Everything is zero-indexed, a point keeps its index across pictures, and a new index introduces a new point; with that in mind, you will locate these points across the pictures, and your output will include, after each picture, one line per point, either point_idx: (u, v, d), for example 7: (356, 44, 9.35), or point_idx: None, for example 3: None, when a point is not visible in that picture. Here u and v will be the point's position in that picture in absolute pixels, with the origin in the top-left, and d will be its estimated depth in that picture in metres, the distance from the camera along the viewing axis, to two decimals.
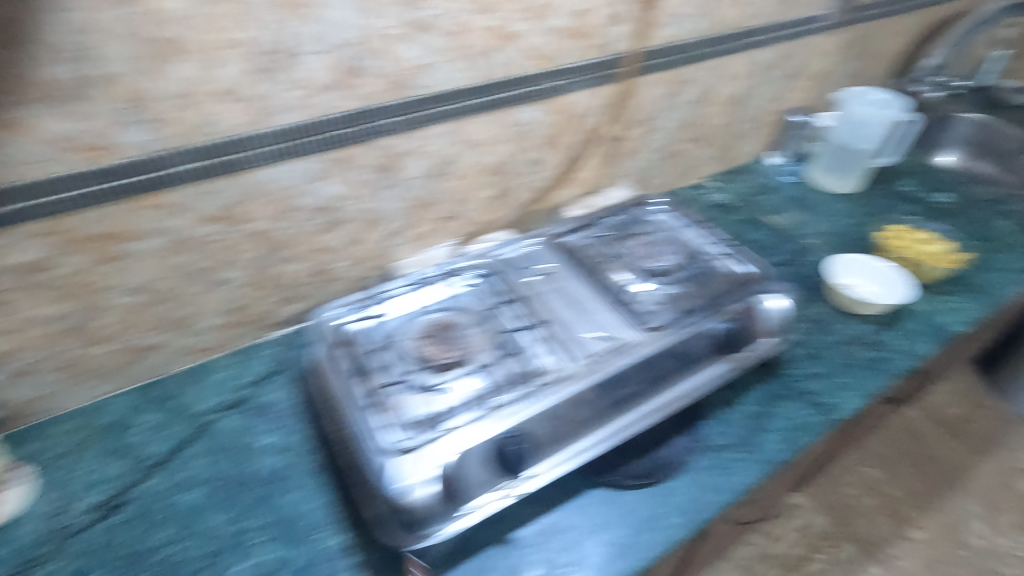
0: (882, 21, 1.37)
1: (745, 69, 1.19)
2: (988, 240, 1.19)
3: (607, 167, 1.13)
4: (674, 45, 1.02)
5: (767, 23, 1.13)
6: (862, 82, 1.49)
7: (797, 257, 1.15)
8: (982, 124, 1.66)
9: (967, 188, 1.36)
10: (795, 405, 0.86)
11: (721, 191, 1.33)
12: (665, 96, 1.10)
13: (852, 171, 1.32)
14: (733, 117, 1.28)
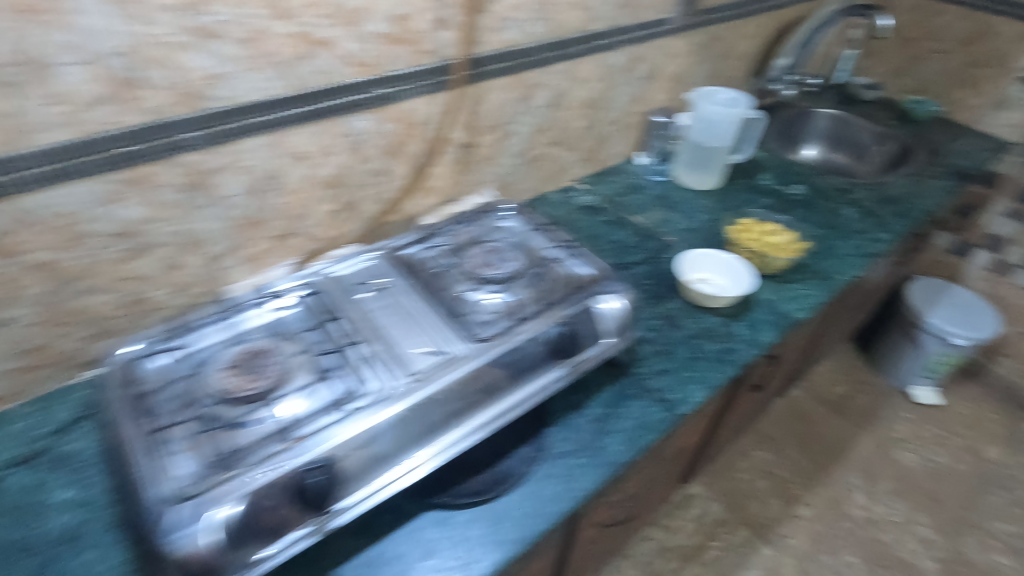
0: (733, 24, 1.43)
1: (596, 72, 1.20)
2: (830, 228, 1.27)
3: (461, 175, 1.12)
4: (511, 50, 1.02)
5: (611, 26, 1.15)
6: (722, 83, 1.55)
7: (657, 255, 1.16)
8: (837, 117, 1.79)
9: (818, 181, 1.44)
10: (641, 403, 0.86)
11: (590, 193, 1.34)
12: (514, 101, 1.10)
13: (710, 169, 1.37)
14: (594, 119, 1.29)
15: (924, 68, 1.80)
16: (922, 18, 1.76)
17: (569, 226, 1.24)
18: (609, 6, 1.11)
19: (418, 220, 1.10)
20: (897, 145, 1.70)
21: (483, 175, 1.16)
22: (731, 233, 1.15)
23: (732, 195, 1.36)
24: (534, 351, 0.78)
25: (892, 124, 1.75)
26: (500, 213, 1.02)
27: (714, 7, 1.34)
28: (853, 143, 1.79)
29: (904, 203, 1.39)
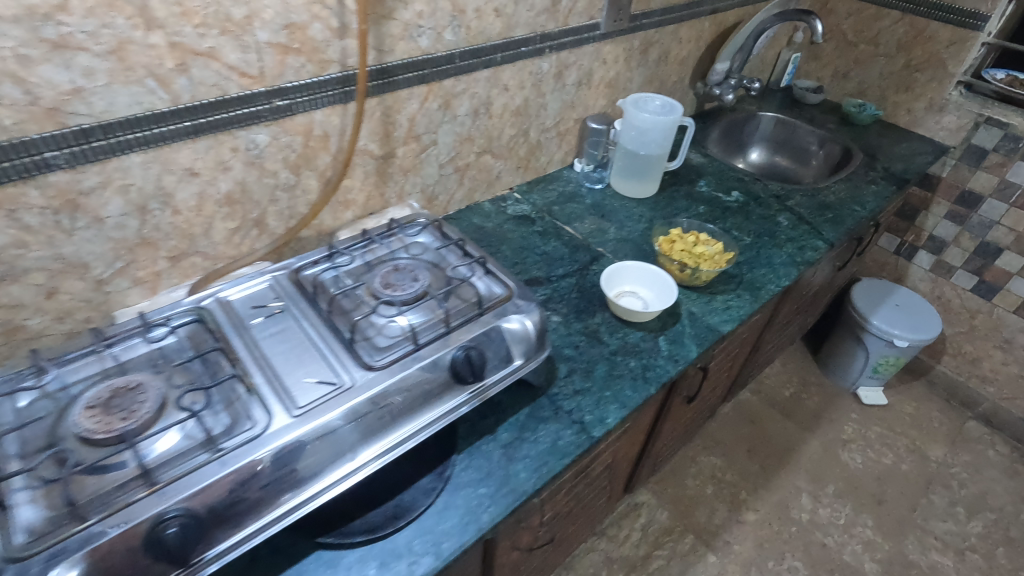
0: (668, 28, 1.41)
1: (523, 79, 1.17)
2: (762, 236, 1.27)
3: (380, 186, 1.08)
4: (425, 58, 0.98)
5: (535, 32, 1.12)
6: (661, 87, 1.53)
7: (585, 267, 1.14)
8: (780, 121, 1.79)
9: (756, 187, 1.44)
10: (553, 426, 0.84)
11: (523, 202, 1.32)
12: (433, 110, 1.06)
13: (646, 177, 1.33)
14: (525, 127, 1.26)
15: (865, 72, 1.81)
16: (861, 21, 1.76)
17: (498, 236, 1.21)
18: (531, 11, 1.08)
19: (335, 234, 1.06)
20: (838, 148, 1.70)
21: (405, 186, 1.12)
22: (660, 245, 1.13)
23: (668, 202, 1.35)
24: (434, 378, 0.74)
25: (833, 127, 1.76)
26: (413, 226, 0.97)
27: (647, 12, 1.32)
28: (797, 147, 1.79)
29: (839, 210, 1.38)
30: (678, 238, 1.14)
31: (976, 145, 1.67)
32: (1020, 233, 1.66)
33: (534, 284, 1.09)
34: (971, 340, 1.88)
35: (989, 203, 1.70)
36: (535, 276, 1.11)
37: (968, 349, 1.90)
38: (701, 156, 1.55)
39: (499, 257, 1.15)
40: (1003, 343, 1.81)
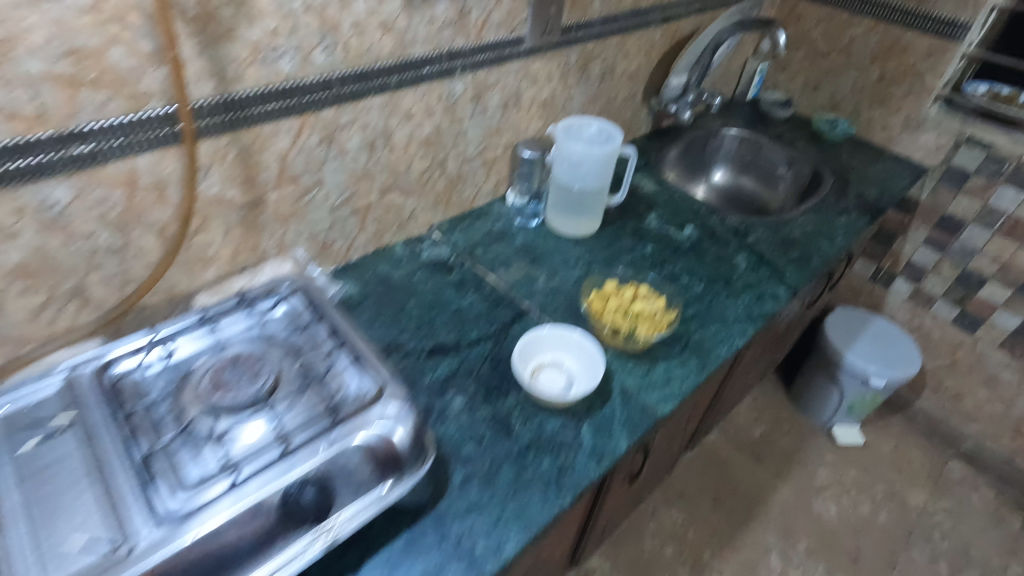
0: (612, 40, 1.23)
1: (431, 104, 0.99)
2: (716, 282, 1.10)
3: (251, 237, 0.89)
4: (291, 86, 0.79)
5: (440, 50, 0.94)
6: (608, 106, 1.35)
7: (504, 329, 0.96)
8: (746, 139, 1.62)
9: (712, 220, 1.27)
10: (434, 561, 0.66)
11: (442, 243, 1.13)
12: (311, 146, 0.87)
13: (586, 214, 1.15)
14: (439, 158, 1.07)
15: (837, 84, 1.65)
16: (832, 29, 1.60)
17: (406, 289, 1.03)
18: (432, 25, 0.90)
19: (193, 299, 0.87)
20: (808, 170, 1.53)
21: (286, 235, 0.93)
22: (590, 303, 0.96)
23: (610, 242, 1.17)
24: (254, 529, 0.56)
25: (801, 146, 1.60)
26: (274, 294, 0.79)
27: (583, 22, 1.13)
28: (762, 167, 1.62)
29: (805, 247, 1.22)
30: (612, 293, 0.97)
31: (957, 166, 1.52)
32: (1005, 263, 1.51)
33: (439, 353, 0.91)
34: (953, 374, 1.73)
35: (971, 229, 1.55)
36: (442, 343, 0.93)
37: (949, 384, 1.76)
38: (654, 182, 1.37)
39: (402, 316, 0.97)
40: (987, 379, 1.67)
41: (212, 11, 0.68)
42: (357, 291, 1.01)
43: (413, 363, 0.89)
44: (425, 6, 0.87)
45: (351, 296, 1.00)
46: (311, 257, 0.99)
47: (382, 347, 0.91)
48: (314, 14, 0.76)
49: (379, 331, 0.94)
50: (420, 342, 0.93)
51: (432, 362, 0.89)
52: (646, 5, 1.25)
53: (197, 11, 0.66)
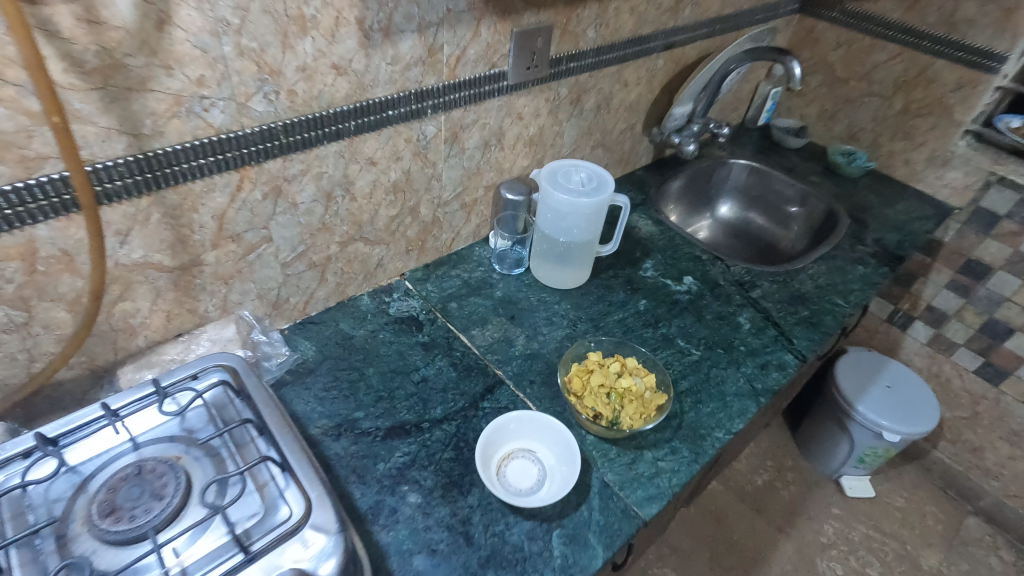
0: (608, 71, 1.11)
1: (397, 149, 0.88)
2: (716, 347, 0.99)
3: (186, 300, 0.79)
4: (223, 138, 0.69)
5: (407, 90, 0.83)
6: (604, 139, 1.24)
7: (473, 405, 0.86)
8: (756, 171, 1.50)
9: (715, 270, 1.15)
10: None
11: (413, 295, 1.03)
12: (254, 201, 0.77)
13: (573, 265, 1.04)
14: (411, 204, 0.97)
15: (856, 113, 1.52)
16: (853, 54, 1.47)
17: (367, 352, 0.92)
18: (395, 64, 0.79)
19: (117, 370, 0.77)
20: (822, 209, 1.40)
21: (229, 295, 0.83)
22: (569, 380, 0.85)
23: (599, 295, 1.06)
24: None
25: (816, 180, 1.47)
26: (196, 378, 0.68)
27: (576, 53, 1.02)
28: (772, 202, 1.49)
29: (818, 304, 1.10)
30: (595, 366, 0.86)
31: (985, 207, 1.39)
32: None
33: (397, 435, 0.81)
34: (974, 427, 1.61)
35: (999, 277, 1.42)
36: (401, 422, 0.82)
37: (969, 437, 1.63)
38: (653, 223, 1.26)
39: (359, 387, 0.87)
40: (1010, 435, 1.54)
41: (117, 61, 0.57)
42: (313, 355, 0.91)
43: (365, 447, 0.79)
44: (386, 44, 0.76)
45: (306, 360, 0.90)
46: (261, 315, 0.89)
47: (332, 426, 0.81)
48: (250, 59, 0.66)
49: (332, 406, 0.84)
50: (377, 421, 0.82)
51: (387, 447, 0.79)
52: (648, 32, 1.13)
53: (98, 62, 0.56)
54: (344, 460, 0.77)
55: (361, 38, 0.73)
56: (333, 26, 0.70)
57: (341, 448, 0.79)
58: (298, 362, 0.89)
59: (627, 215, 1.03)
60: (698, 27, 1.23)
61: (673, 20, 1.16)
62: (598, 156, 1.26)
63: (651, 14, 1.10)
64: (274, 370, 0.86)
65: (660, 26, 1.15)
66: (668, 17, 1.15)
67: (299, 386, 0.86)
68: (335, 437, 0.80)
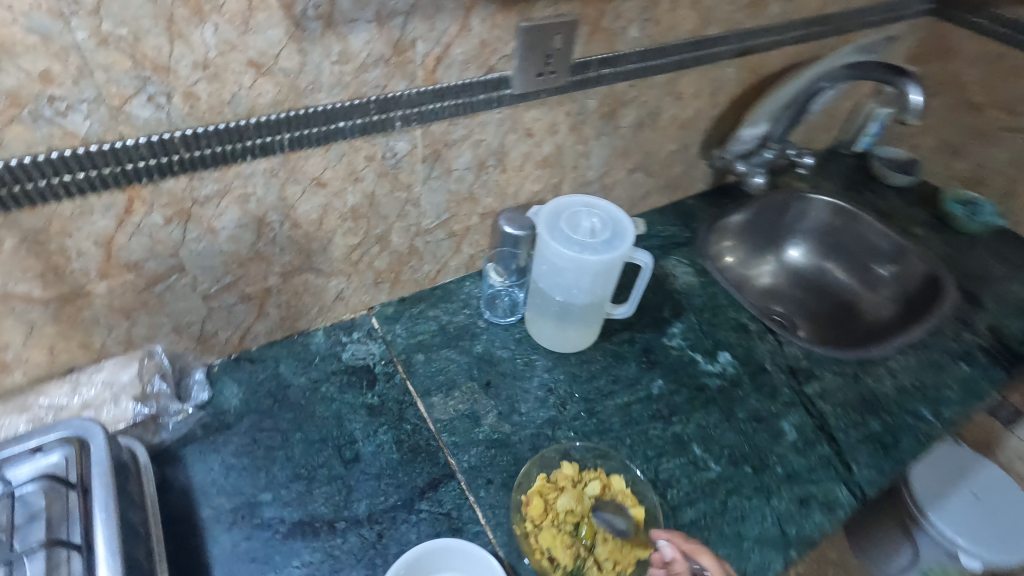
0: (657, 80, 0.87)
1: (355, 168, 0.69)
2: (741, 463, 0.76)
3: (74, 335, 0.65)
4: (93, 151, 0.53)
5: (364, 97, 0.63)
6: (646, 161, 1.00)
7: (406, 507, 0.68)
8: (842, 211, 1.19)
9: (763, 349, 0.90)
10: None
11: (374, 338, 0.85)
12: (153, 226, 0.61)
13: (574, 327, 0.83)
14: (377, 232, 0.78)
15: (991, 152, 1.19)
16: (997, 76, 1.13)
17: (300, 410, 0.76)
18: (344, 63, 0.59)
19: None
20: (921, 271, 1.10)
21: (134, 329, 0.69)
22: (531, 498, 0.67)
23: (604, 367, 0.85)
24: None
25: (920, 233, 1.16)
26: (40, 453, 0.55)
27: (611, 57, 0.79)
28: (857, 252, 1.18)
29: (894, 416, 0.83)
30: (567, 485, 0.69)
31: None
32: None
33: (302, 535, 0.65)
34: None
35: None
36: (312, 516, 0.66)
37: None
38: (694, 272, 1.01)
39: (277, 459, 0.71)
40: None
41: None
42: (236, 406, 0.75)
43: (259, 547, 0.64)
44: (329, 37, 0.57)
45: (225, 412, 0.75)
46: (180, 351, 0.74)
47: (229, 509, 0.66)
48: (119, 50, 0.49)
49: (237, 480, 0.69)
50: (283, 512, 0.66)
51: (286, 551, 0.64)
52: (716, 33, 0.87)
53: None
54: (229, 561, 0.62)
55: (289, 28, 0.54)
56: (244, 9, 0.51)
57: (230, 543, 0.64)
58: (216, 413, 0.74)
59: (647, 279, 0.79)
60: (787, 28, 0.96)
61: (753, 19, 0.90)
62: (637, 181, 1.02)
63: (722, 11, 0.85)
64: (172, 431, 0.70)
65: (735, 25, 0.88)
66: (747, 15, 0.88)
67: (208, 447, 0.71)
68: (228, 526, 0.65)
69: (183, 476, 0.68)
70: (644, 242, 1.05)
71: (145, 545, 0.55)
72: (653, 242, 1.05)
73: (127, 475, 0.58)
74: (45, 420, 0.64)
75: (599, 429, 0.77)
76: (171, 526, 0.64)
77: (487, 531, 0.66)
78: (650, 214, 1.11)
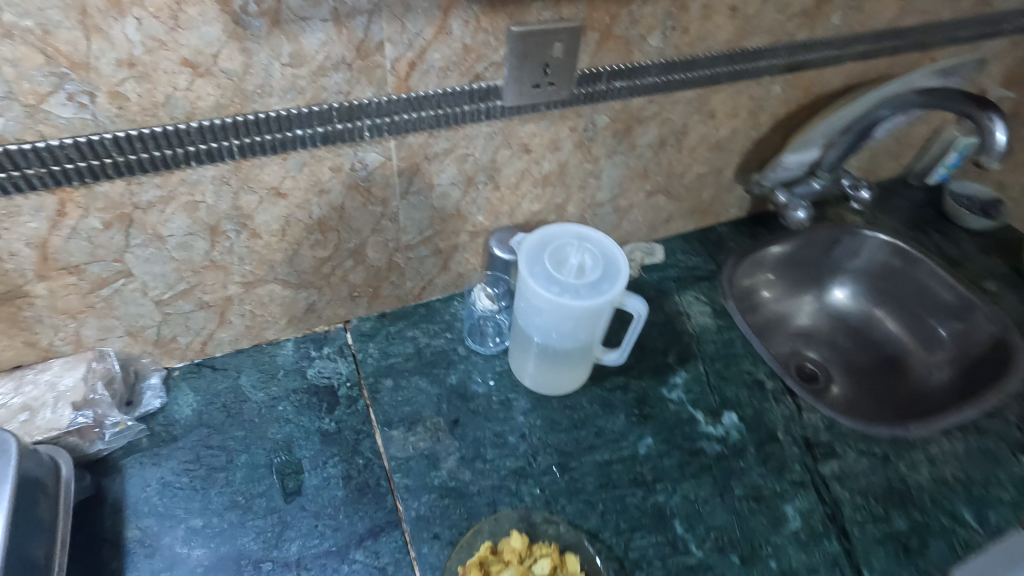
0: (683, 96, 0.76)
1: (318, 179, 0.63)
2: (727, 550, 0.66)
3: (17, 333, 0.62)
4: (12, 150, 0.48)
5: (324, 103, 0.56)
6: (668, 184, 0.88)
7: (340, 554, 0.62)
8: (902, 253, 1.01)
9: (777, 414, 0.78)
10: None
11: (345, 356, 0.79)
12: (90, 229, 0.57)
13: (558, 368, 0.74)
14: (350, 246, 0.72)
15: None
16: None
17: (251, 429, 0.71)
18: (297, 66, 0.53)
19: None
20: (990, 333, 0.92)
21: (83, 331, 0.65)
22: (468, 570, 0.61)
23: (588, 416, 0.76)
24: None
25: (992, 289, 0.99)
26: None
27: (626, 69, 0.68)
28: (913, 300, 1.01)
29: (924, 515, 0.71)
30: (513, 560, 0.62)
31: None
32: None
33: (225, 572, 0.61)
34: None
35: None
36: (240, 551, 0.62)
37: None
38: (712, 312, 0.90)
39: (216, 482, 0.66)
40: None
41: None
42: (186, 417, 0.71)
43: None
44: (278, 36, 0.50)
45: (174, 422, 0.71)
46: (135, 354, 0.71)
47: (156, 533, 0.62)
48: (28, 44, 0.44)
49: (171, 501, 0.65)
50: (210, 544, 0.62)
51: None
52: (759, 45, 0.75)
53: None
54: None
55: (228, 25, 0.48)
56: (171, 2, 0.46)
57: (148, 571, 0.60)
58: (164, 424, 0.71)
59: (639, 330, 0.70)
60: (851, 42, 0.81)
61: (807, 30, 0.77)
62: (657, 205, 0.91)
63: (768, 20, 0.72)
64: (108, 442, 0.66)
65: (784, 37, 0.76)
66: (799, 26, 0.75)
67: (150, 460, 0.67)
68: (150, 552, 0.61)
69: (117, 490, 0.65)
70: (659, 272, 0.95)
71: None
72: (669, 273, 0.95)
73: (37, 496, 0.54)
74: None
75: (569, 490, 0.69)
76: (93, 546, 0.61)
77: None
78: (673, 241, 1.00)
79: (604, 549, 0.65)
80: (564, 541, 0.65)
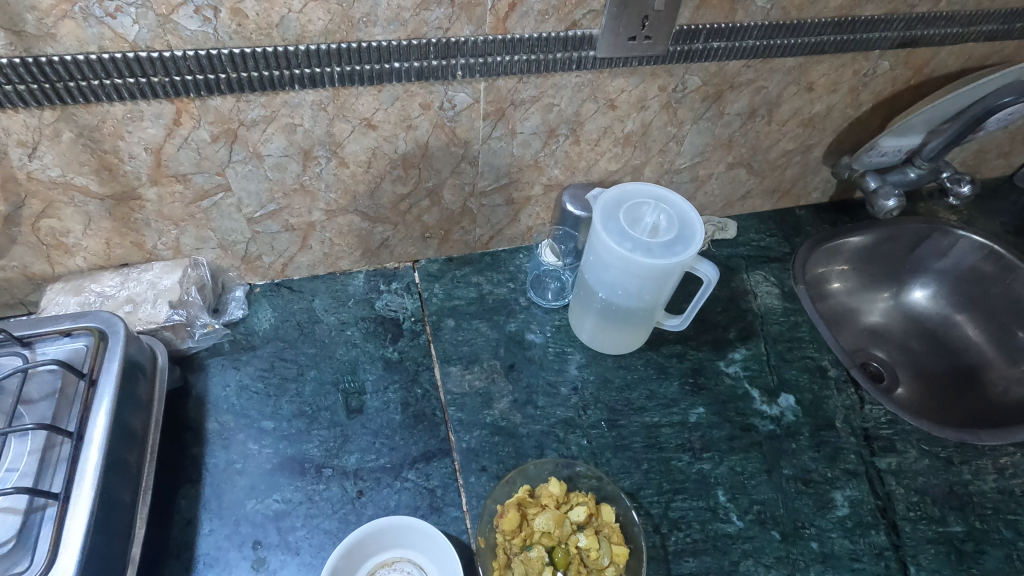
0: (782, 63, 0.73)
1: (408, 114, 0.65)
2: (768, 525, 0.66)
3: (127, 233, 0.68)
4: (143, 58, 0.53)
5: (423, 39, 0.58)
6: (752, 157, 0.86)
7: (393, 471, 0.66)
8: (996, 258, 0.94)
9: (837, 402, 0.76)
10: None
11: (411, 293, 0.82)
12: (200, 141, 0.61)
13: (618, 328, 0.75)
14: (428, 186, 0.74)
15: None
16: None
17: (322, 348, 0.76)
18: None
19: (51, 285, 0.70)
20: None
21: (182, 238, 0.71)
22: (506, 509, 0.62)
23: (642, 378, 0.76)
24: None
25: None
26: (68, 338, 0.59)
27: (725, 28, 0.66)
28: (1003, 309, 0.94)
29: (984, 524, 0.68)
30: (550, 505, 0.62)
31: None
32: None
33: (290, 471, 0.66)
34: None
35: None
36: (305, 455, 0.67)
37: None
38: (781, 294, 0.87)
39: (288, 392, 0.72)
40: None
41: None
42: (264, 329, 0.77)
43: (248, 472, 0.65)
44: None
45: (254, 333, 0.76)
46: (224, 267, 0.76)
47: (232, 429, 0.68)
48: None
49: (247, 402, 0.70)
50: (278, 445, 0.67)
51: (271, 482, 0.65)
52: (873, 15, 0.71)
53: None
54: (219, 477, 0.65)
55: None
56: None
57: (223, 460, 0.66)
58: (245, 333, 0.76)
59: (706, 294, 0.71)
60: (976, 20, 0.75)
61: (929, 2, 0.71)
62: (737, 179, 0.89)
63: None
64: (198, 341, 0.72)
65: (901, 7, 0.71)
66: None
67: (231, 364, 0.73)
68: (225, 444, 0.67)
69: (201, 385, 0.71)
70: (729, 248, 0.93)
71: (138, 448, 0.57)
72: (740, 251, 0.92)
73: (138, 378, 0.60)
74: (91, 305, 0.67)
75: (615, 445, 0.70)
76: (177, 431, 0.67)
77: (466, 519, 0.64)
78: (747, 219, 0.97)
79: (643, 505, 0.66)
80: (603, 493, 0.65)
